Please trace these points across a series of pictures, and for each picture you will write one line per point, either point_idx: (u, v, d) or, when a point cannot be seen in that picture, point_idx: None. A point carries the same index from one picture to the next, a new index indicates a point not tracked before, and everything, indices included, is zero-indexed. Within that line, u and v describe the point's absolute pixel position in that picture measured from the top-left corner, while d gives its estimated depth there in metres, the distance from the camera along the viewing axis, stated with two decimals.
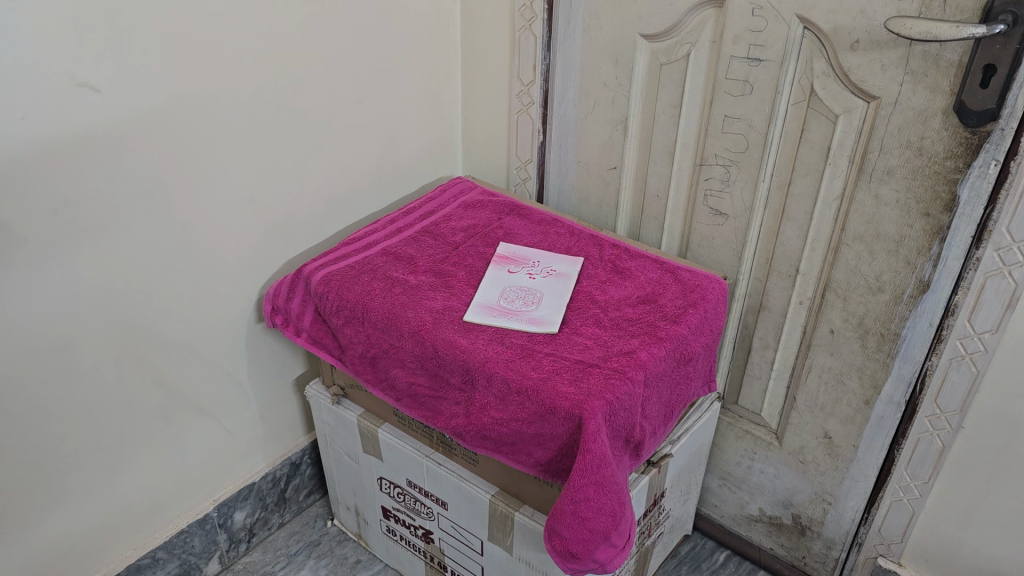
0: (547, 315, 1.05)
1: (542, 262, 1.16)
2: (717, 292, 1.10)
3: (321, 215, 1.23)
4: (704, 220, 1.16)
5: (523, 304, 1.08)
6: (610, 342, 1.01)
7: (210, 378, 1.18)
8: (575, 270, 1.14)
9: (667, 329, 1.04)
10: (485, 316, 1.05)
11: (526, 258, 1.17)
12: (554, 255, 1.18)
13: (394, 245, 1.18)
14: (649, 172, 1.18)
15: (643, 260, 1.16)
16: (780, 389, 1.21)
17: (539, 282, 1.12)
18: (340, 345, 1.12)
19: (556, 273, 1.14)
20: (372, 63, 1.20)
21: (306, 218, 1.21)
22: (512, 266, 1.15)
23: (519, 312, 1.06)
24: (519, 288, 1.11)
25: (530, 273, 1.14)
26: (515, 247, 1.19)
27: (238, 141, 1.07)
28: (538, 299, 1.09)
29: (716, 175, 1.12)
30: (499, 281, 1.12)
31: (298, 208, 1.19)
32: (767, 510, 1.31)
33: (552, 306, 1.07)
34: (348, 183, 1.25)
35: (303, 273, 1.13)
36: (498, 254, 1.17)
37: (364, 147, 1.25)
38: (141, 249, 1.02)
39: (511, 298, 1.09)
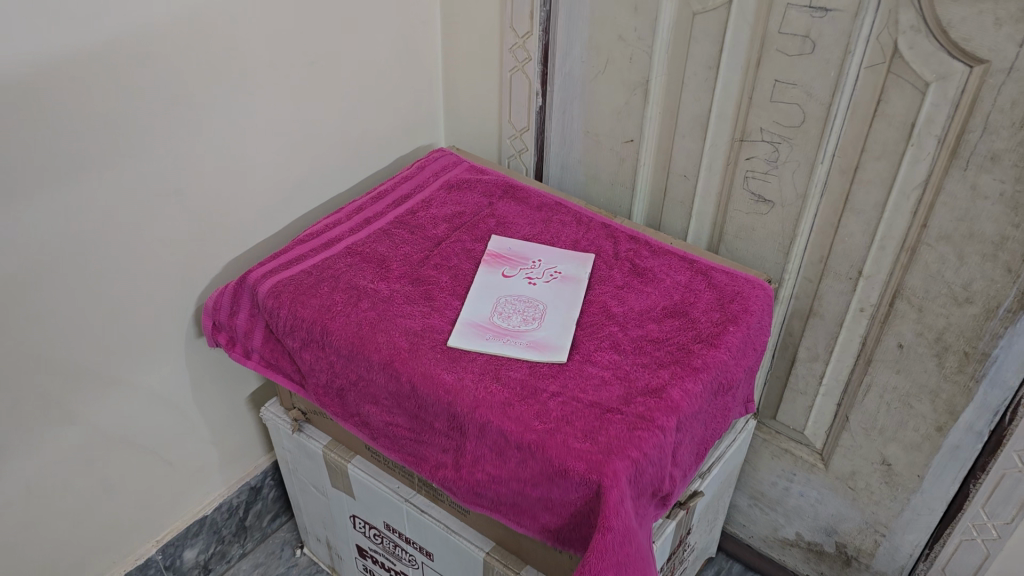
0: (554, 338, 0.84)
1: (545, 262, 0.95)
2: (762, 301, 0.89)
3: (272, 202, 1.00)
4: (743, 207, 0.94)
5: (523, 322, 0.86)
6: (631, 376, 0.80)
7: (143, 405, 0.97)
8: (586, 271, 0.93)
9: (703, 354, 0.83)
10: (474, 340, 0.84)
11: (524, 257, 0.95)
12: (558, 250, 0.96)
13: (361, 242, 0.96)
14: (675, 146, 0.96)
15: (668, 259, 0.94)
16: (828, 406, 1.01)
17: (542, 291, 0.90)
18: (299, 371, 0.90)
19: (562, 275, 0.92)
20: (328, 12, 0.96)
21: (253, 208, 0.99)
22: (507, 268, 0.93)
23: (517, 333, 0.85)
24: (516, 299, 0.89)
25: (531, 277, 0.92)
26: (510, 242, 0.97)
27: (156, 117, 0.83)
28: (541, 314, 0.87)
29: (760, 154, 0.90)
30: (491, 290, 0.90)
31: (243, 196, 0.97)
32: (805, 535, 1.13)
33: (559, 324, 0.86)
34: (302, 162, 1.02)
35: (248, 282, 0.91)
36: (489, 252, 0.95)
37: (322, 116, 1.02)
38: (39, 263, 0.80)
39: (507, 314, 0.87)
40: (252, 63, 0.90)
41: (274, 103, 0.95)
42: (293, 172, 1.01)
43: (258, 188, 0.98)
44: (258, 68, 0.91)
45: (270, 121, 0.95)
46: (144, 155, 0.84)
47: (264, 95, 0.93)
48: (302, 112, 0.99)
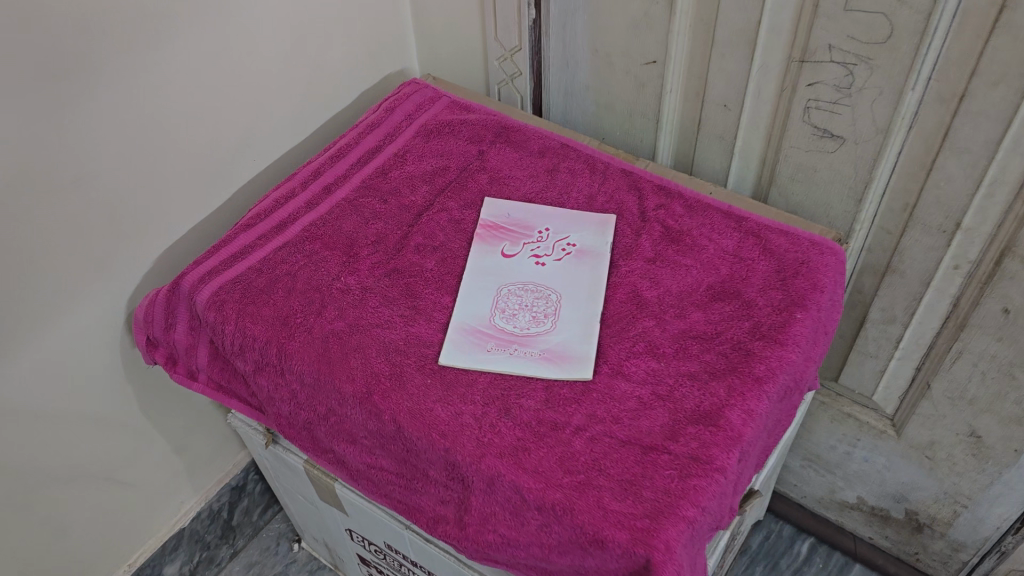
0: (574, 345, 0.66)
1: (554, 231, 0.75)
2: (835, 271, 0.70)
3: (205, 170, 0.80)
4: (802, 145, 0.73)
5: (532, 323, 0.68)
6: (677, 394, 0.63)
7: (87, 432, 0.80)
8: (607, 242, 0.74)
9: (765, 356, 0.64)
10: (472, 357, 0.66)
11: (527, 226, 0.76)
12: (571, 212, 0.77)
13: (323, 222, 0.76)
14: (711, 70, 0.74)
15: (710, 217, 0.74)
16: (905, 371, 0.84)
17: (554, 276, 0.71)
18: (258, 398, 0.72)
19: (578, 251, 0.73)
20: None
21: (180, 181, 0.78)
22: (507, 245, 0.74)
23: (527, 341, 0.67)
24: (522, 290, 0.71)
25: (538, 256, 0.73)
26: (508, 205, 0.77)
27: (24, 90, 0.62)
28: (555, 311, 0.69)
29: (828, 78, 0.68)
30: (489, 279, 0.71)
31: (163, 171, 0.76)
32: (869, 499, 0.99)
33: (579, 325, 0.68)
34: (239, 116, 0.81)
35: (184, 289, 0.72)
36: (481, 223, 0.76)
37: (257, 55, 0.79)
38: None
39: (511, 313, 0.69)
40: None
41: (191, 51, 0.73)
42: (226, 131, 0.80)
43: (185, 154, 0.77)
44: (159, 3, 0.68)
45: (188, 70, 0.73)
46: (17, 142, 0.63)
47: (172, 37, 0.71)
48: (229, 52, 0.76)
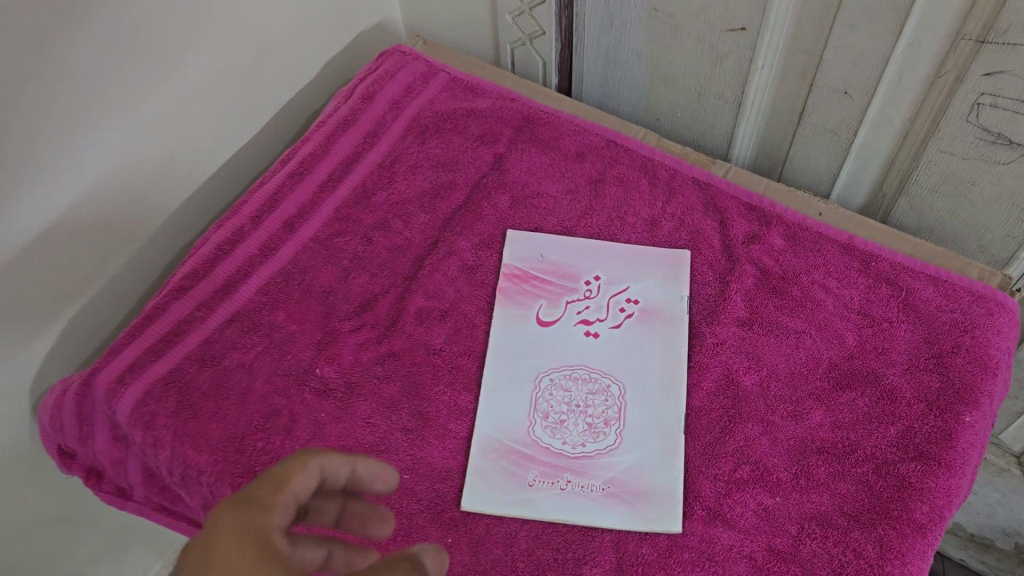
0: (650, 474, 0.47)
1: (606, 281, 0.55)
2: (1007, 341, 0.50)
3: (135, 204, 0.55)
4: (958, 149, 0.52)
5: (588, 437, 0.49)
6: (805, 552, 0.44)
7: None
8: (683, 297, 0.54)
9: (926, 489, 0.45)
10: (509, 498, 0.47)
11: (569, 274, 0.55)
12: (627, 250, 0.56)
13: (284, 281, 0.55)
14: (831, 41, 0.52)
15: (822, 254, 0.54)
16: None
17: (612, 357, 0.52)
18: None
19: (643, 313, 0.53)
20: None
21: (100, 230, 0.53)
22: (542, 307, 0.54)
23: (583, 468, 0.48)
24: (570, 381, 0.51)
25: (587, 325, 0.53)
26: (540, 241, 0.57)
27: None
28: (618, 416, 0.50)
29: (1017, 65, 0.46)
30: (522, 364, 0.52)
31: (73, 229, 0.51)
32: (968, 528, 0.83)
33: (654, 438, 0.49)
34: (178, 118, 0.55)
35: (98, 392, 0.52)
36: (505, 273, 0.55)
37: (194, 31, 0.54)
38: None
39: (557, 420, 0.50)
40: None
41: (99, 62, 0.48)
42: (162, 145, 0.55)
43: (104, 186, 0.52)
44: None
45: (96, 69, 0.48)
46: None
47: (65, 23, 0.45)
48: (153, 28, 0.50)
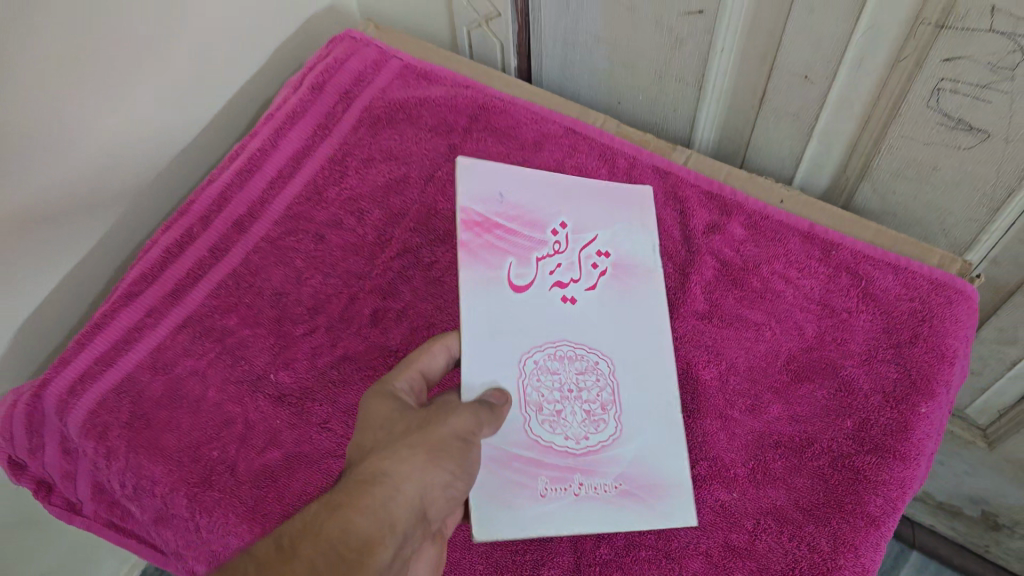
0: (660, 470, 0.46)
1: (573, 230, 0.51)
2: (965, 328, 0.50)
3: (76, 210, 0.54)
4: (920, 134, 0.51)
5: (587, 426, 0.46)
6: (761, 548, 0.44)
7: None
8: (654, 249, 0.52)
9: (881, 482, 0.45)
10: (522, 517, 0.43)
11: (533, 223, 0.50)
12: (594, 188, 0.53)
13: (235, 285, 0.55)
14: (788, 31, 0.51)
15: (782, 244, 0.53)
16: (1013, 390, 0.66)
17: (607, 328, 0.49)
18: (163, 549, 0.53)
19: (617, 267, 0.51)
20: None
21: (42, 240, 0.52)
22: (512, 266, 0.48)
23: (591, 467, 0.45)
24: (557, 363, 0.46)
25: (565, 287, 0.49)
26: (492, 176, 0.50)
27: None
28: (613, 401, 0.47)
29: (979, 53, 0.45)
30: (507, 342, 0.46)
31: (15, 241, 0.50)
32: (936, 496, 0.84)
33: (659, 426, 0.47)
34: (117, 118, 0.53)
35: (49, 405, 0.51)
36: (464, 220, 0.48)
37: (134, 29, 0.52)
38: None
39: (552, 413, 0.45)
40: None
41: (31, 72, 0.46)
42: (123, 102, 0.53)
43: (72, 129, 0.50)
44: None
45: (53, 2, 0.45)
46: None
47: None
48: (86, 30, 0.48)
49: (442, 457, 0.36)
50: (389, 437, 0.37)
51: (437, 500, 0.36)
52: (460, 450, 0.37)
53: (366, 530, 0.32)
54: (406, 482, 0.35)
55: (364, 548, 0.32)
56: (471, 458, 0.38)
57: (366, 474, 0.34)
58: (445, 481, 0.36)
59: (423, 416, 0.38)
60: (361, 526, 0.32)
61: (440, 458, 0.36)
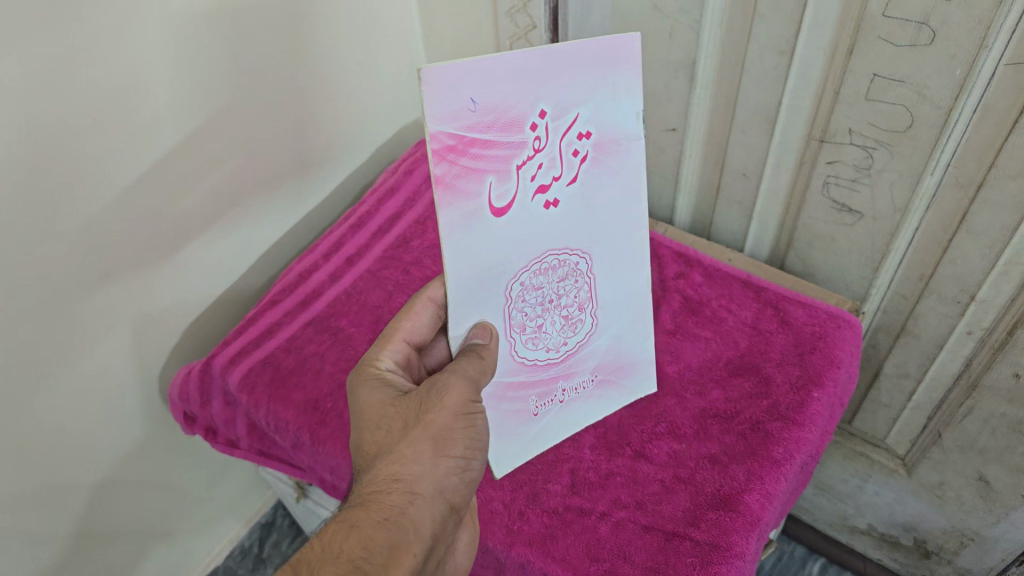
0: (621, 353, 0.65)
1: (552, 116, 0.47)
2: (852, 344, 0.72)
3: (241, 231, 0.81)
4: (822, 215, 0.75)
5: (563, 332, 0.59)
6: (698, 479, 0.65)
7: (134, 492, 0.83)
8: (635, 113, 0.52)
9: (784, 439, 0.66)
10: (525, 439, 0.61)
11: (512, 124, 0.45)
12: (571, 51, 0.47)
13: (346, 298, 0.78)
14: (730, 141, 0.77)
15: (728, 287, 0.77)
16: (917, 418, 0.86)
17: (591, 230, 0.55)
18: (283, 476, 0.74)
19: (597, 145, 0.51)
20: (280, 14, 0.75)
21: (221, 248, 0.79)
22: (492, 188, 0.46)
23: (567, 370, 0.61)
24: (542, 277, 0.53)
25: (546, 191, 0.50)
26: (460, 83, 0.42)
27: (81, 134, 0.61)
28: (586, 299, 0.59)
29: (848, 159, 0.69)
30: (490, 277, 0.50)
31: (208, 243, 0.78)
32: (878, 527, 1.02)
33: (629, 311, 0.63)
34: (273, 174, 0.82)
35: (215, 370, 0.74)
36: (435, 150, 0.42)
37: (291, 118, 0.82)
38: None
39: (533, 330, 0.56)
40: (205, 10, 0.67)
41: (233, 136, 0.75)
42: (281, 158, 0.83)
43: (255, 169, 0.80)
44: (213, 15, 0.68)
45: (242, 83, 0.74)
46: (77, 180, 0.62)
47: (225, 44, 0.70)
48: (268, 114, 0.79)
49: (447, 446, 0.48)
50: (397, 447, 0.48)
51: (453, 488, 0.48)
52: (462, 433, 0.49)
53: (391, 538, 0.44)
54: (420, 488, 0.46)
55: (393, 547, 0.43)
56: (474, 426, 0.50)
57: (381, 488, 0.46)
58: (454, 467, 0.48)
59: (418, 404, 0.50)
60: (378, 545, 0.43)
61: (443, 452, 0.48)
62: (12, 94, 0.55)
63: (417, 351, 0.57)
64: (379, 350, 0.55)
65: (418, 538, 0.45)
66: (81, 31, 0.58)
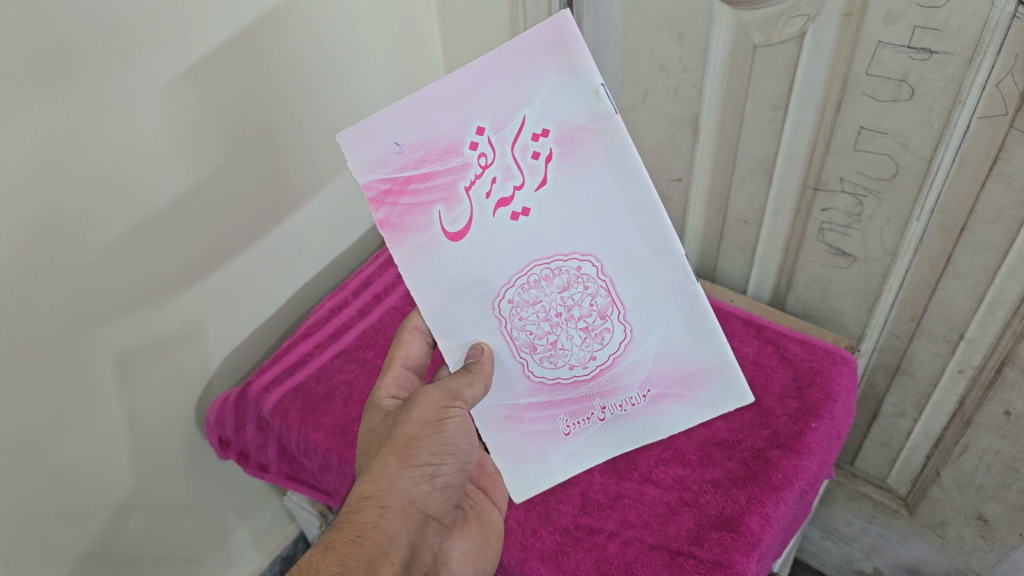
0: (681, 356, 0.57)
1: (494, 129, 0.51)
2: (847, 379, 0.76)
3: (280, 270, 0.88)
4: (817, 258, 0.81)
5: (586, 347, 0.58)
6: (702, 501, 0.68)
7: (174, 519, 0.87)
8: (596, 92, 0.49)
9: (783, 465, 0.70)
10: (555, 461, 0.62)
11: (446, 150, 0.51)
12: (494, 68, 0.49)
13: (373, 331, 0.85)
14: (733, 189, 0.83)
15: (732, 327, 0.83)
16: (916, 458, 0.89)
17: (587, 230, 0.52)
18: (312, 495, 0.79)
19: (561, 142, 0.50)
20: (325, 75, 0.82)
21: (262, 285, 0.86)
22: (442, 214, 0.53)
23: (605, 388, 0.59)
24: (535, 290, 0.55)
25: (510, 202, 0.52)
26: (377, 142, 0.52)
27: (156, 173, 0.68)
28: (607, 307, 0.56)
29: (840, 206, 0.75)
30: (471, 295, 0.55)
31: (250, 281, 0.84)
32: (885, 570, 1.03)
33: (672, 309, 0.55)
34: (310, 219, 0.89)
35: (250, 397, 0.79)
36: (373, 196, 0.53)
37: (328, 169, 0.89)
38: (43, 427, 0.68)
39: (546, 347, 0.58)
40: (259, 66, 0.74)
41: (280, 181, 0.83)
42: (318, 205, 0.90)
43: (296, 214, 0.87)
44: (266, 70, 0.75)
45: (288, 133, 0.81)
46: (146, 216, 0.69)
47: (276, 98, 0.78)
48: (310, 166, 0.86)
49: (414, 453, 0.53)
50: (368, 471, 0.53)
51: (424, 495, 0.53)
52: (429, 440, 0.54)
53: (367, 551, 0.48)
54: (388, 499, 0.51)
55: (372, 555, 0.47)
56: (442, 431, 0.55)
57: (355, 506, 0.50)
58: (422, 475, 0.53)
59: (392, 424, 0.55)
60: (357, 553, 0.47)
61: (410, 461, 0.53)
62: (106, 135, 0.63)
63: (417, 376, 0.64)
64: (382, 378, 0.62)
65: (395, 545, 0.49)
66: (170, 82, 0.66)
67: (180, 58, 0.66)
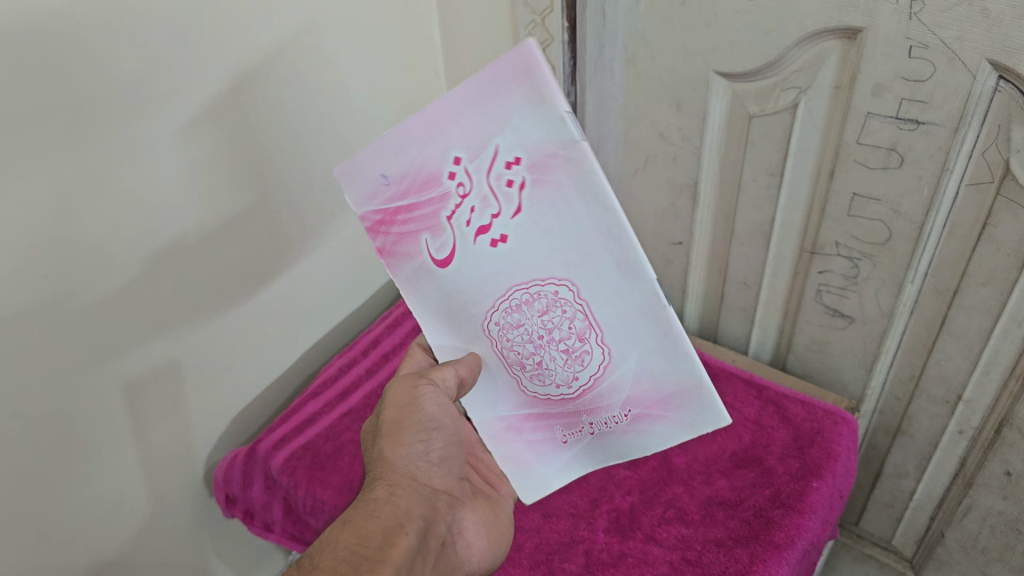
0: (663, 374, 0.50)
1: (469, 158, 0.47)
2: (848, 440, 0.77)
3: (290, 330, 0.90)
4: (816, 319, 0.82)
5: (569, 368, 0.53)
6: (705, 560, 0.68)
7: None
8: (563, 117, 0.44)
9: (786, 524, 0.70)
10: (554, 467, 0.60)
11: (428, 179, 0.49)
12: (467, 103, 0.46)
13: (380, 390, 0.86)
14: (731, 252, 0.85)
15: (733, 385, 0.84)
16: (920, 518, 0.89)
17: (561, 253, 0.47)
18: None
19: (535, 169, 0.45)
20: (334, 141, 0.86)
21: (271, 345, 0.88)
22: (429, 241, 0.51)
23: (591, 406, 0.54)
24: (517, 314, 0.52)
25: (489, 231, 0.49)
26: (368, 173, 0.50)
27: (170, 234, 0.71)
28: (586, 330, 0.50)
29: (836, 268, 0.77)
30: (463, 317, 0.54)
31: (261, 341, 0.86)
32: None
33: (647, 328, 0.48)
34: (321, 280, 0.92)
35: (259, 454, 0.81)
36: (369, 224, 0.52)
37: (337, 230, 0.92)
38: (57, 485, 0.69)
39: (534, 366, 0.55)
40: (272, 133, 0.78)
41: (290, 243, 0.86)
42: (327, 265, 0.93)
43: (307, 274, 0.90)
44: (278, 136, 0.79)
45: (299, 196, 0.84)
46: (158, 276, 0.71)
47: (289, 162, 0.81)
48: (319, 228, 0.89)
49: (405, 436, 0.56)
50: (371, 463, 0.56)
51: (424, 471, 0.56)
52: (416, 422, 0.56)
53: (387, 523, 0.50)
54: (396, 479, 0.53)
55: (391, 525, 0.50)
56: (423, 411, 0.57)
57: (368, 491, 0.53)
58: (416, 452, 0.56)
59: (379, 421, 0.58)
60: (376, 523, 0.50)
61: (403, 442, 0.56)
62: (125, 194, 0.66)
63: None
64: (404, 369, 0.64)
65: (411, 516, 0.52)
66: (189, 142, 0.69)
67: (198, 123, 0.70)
